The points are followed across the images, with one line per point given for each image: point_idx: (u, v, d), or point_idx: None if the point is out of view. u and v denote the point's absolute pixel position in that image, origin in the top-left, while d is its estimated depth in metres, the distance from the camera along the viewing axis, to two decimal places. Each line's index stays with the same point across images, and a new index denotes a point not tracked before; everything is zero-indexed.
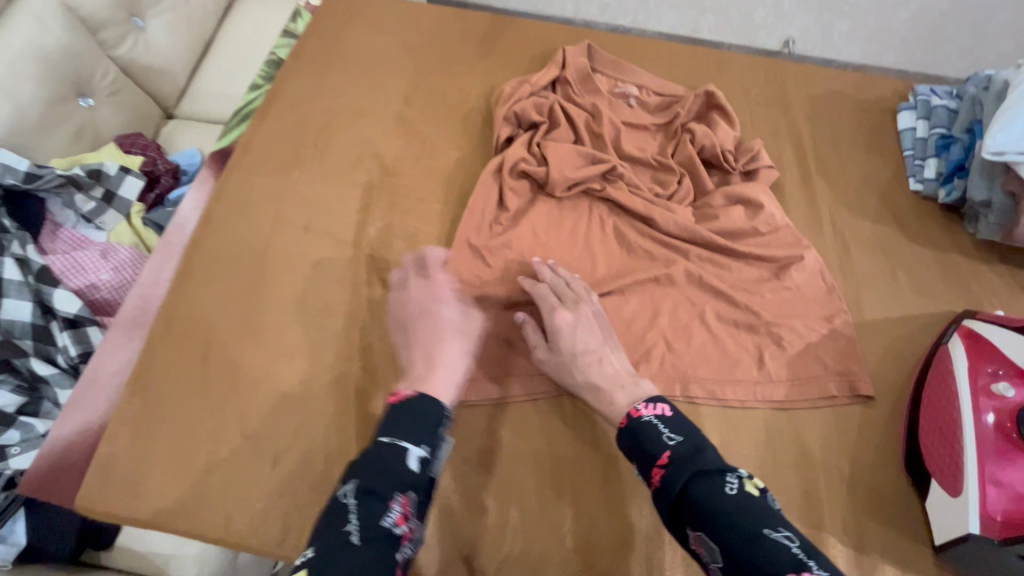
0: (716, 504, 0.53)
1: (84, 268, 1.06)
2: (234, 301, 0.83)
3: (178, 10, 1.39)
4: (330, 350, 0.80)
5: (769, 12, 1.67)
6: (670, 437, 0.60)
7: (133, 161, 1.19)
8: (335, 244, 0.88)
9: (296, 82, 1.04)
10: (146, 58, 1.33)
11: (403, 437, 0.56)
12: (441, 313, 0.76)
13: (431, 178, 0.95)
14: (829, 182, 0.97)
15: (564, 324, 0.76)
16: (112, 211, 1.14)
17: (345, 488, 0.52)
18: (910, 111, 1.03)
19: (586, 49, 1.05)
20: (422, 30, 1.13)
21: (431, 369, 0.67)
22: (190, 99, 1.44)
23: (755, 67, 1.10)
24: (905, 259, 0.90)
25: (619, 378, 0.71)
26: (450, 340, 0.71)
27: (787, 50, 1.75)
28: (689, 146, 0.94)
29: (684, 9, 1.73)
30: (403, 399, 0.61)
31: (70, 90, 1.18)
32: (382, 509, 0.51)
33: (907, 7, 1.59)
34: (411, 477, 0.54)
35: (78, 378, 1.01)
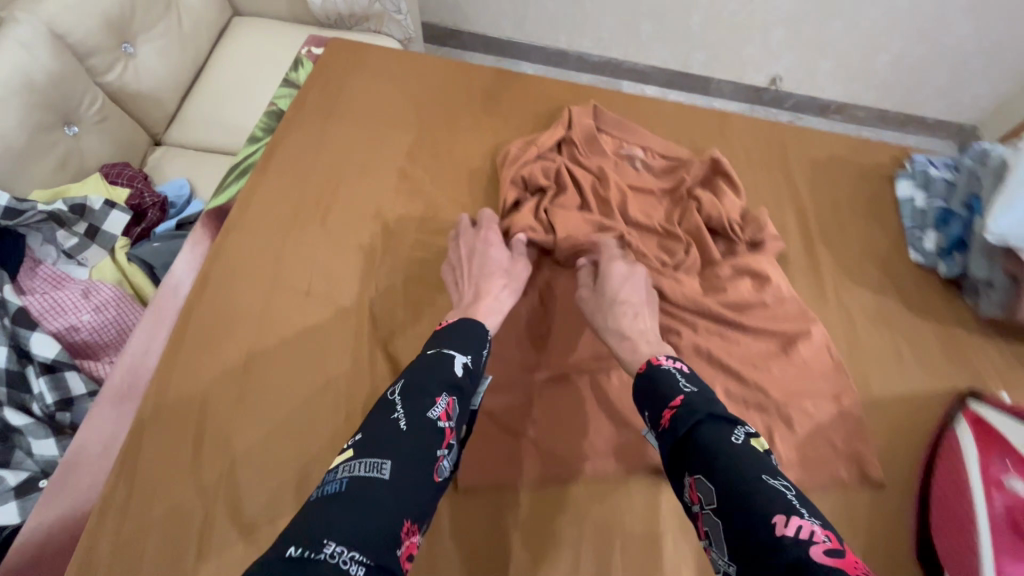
0: (717, 448, 0.56)
1: (64, 308, 1.02)
2: (229, 375, 0.79)
3: (169, 36, 1.36)
4: (332, 428, 0.77)
5: (757, 51, 1.73)
6: (685, 385, 0.64)
7: (118, 195, 1.17)
8: (337, 312, 0.85)
9: (296, 135, 1.01)
10: (135, 85, 1.30)
11: (447, 347, 0.67)
12: (491, 254, 0.83)
13: (436, 241, 0.93)
14: (835, 251, 0.97)
15: (616, 273, 0.82)
16: (95, 247, 1.12)
17: (395, 389, 0.61)
18: (907, 179, 1.04)
19: (592, 110, 1.05)
20: (425, 81, 1.12)
21: (478, 301, 0.77)
22: (178, 125, 1.41)
23: (759, 128, 1.10)
24: (911, 333, 0.90)
25: (646, 334, 0.76)
26: (496, 278, 0.80)
27: (774, 88, 1.83)
28: (696, 215, 0.95)
29: (674, 46, 1.78)
30: (449, 324, 0.72)
31: (57, 119, 1.14)
32: (426, 403, 0.59)
33: (888, 51, 1.65)
34: (454, 378, 0.63)
35: (54, 428, 0.96)
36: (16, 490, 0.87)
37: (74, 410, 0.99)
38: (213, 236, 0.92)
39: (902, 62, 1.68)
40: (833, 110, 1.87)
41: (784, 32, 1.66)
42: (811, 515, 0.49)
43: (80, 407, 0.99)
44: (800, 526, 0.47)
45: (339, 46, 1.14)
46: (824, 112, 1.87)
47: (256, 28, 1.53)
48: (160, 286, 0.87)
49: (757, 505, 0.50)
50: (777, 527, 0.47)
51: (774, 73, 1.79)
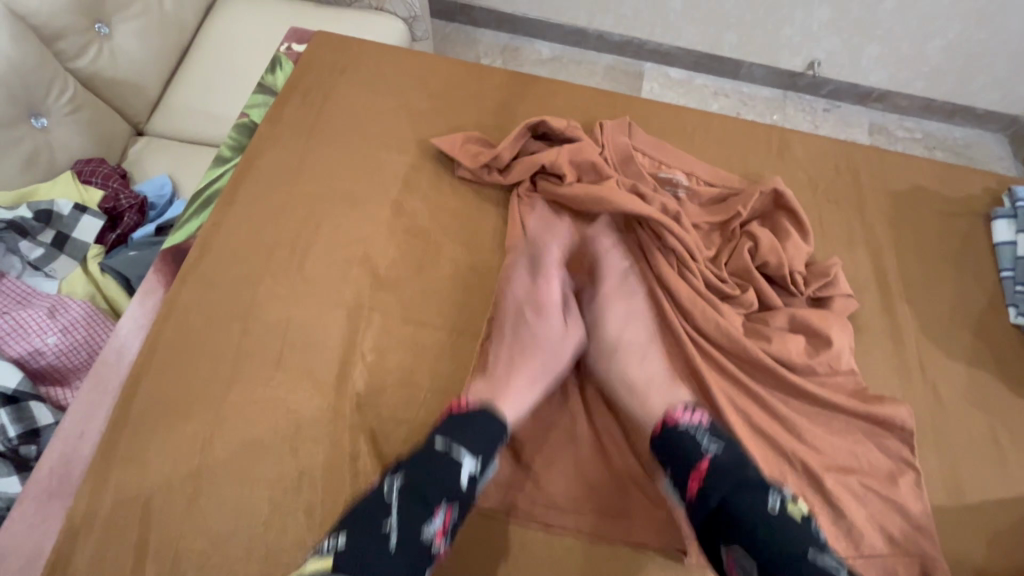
0: (757, 516, 0.58)
1: (26, 330, 0.87)
2: (181, 465, 0.65)
3: (150, 14, 1.17)
4: (303, 535, 0.63)
5: (796, 33, 1.51)
6: (709, 446, 0.64)
7: (91, 197, 1.00)
8: (314, 385, 0.70)
9: (273, 153, 0.85)
10: (111, 71, 1.12)
11: (458, 445, 0.61)
12: (542, 322, 0.75)
13: (434, 292, 0.77)
14: (917, 310, 0.80)
15: (618, 316, 0.77)
16: (64, 257, 0.97)
17: (397, 484, 0.59)
18: (1006, 219, 0.85)
19: (627, 125, 0.88)
20: (427, 86, 0.94)
21: (512, 384, 0.70)
22: (163, 114, 1.20)
23: (825, 149, 0.92)
24: (1010, 419, 0.74)
25: (656, 380, 0.72)
26: (536, 360, 0.72)
27: (811, 72, 1.60)
28: (746, 256, 0.78)
29: (706, 26, 1.56)
30: (464, 409, 0.66)
31: (20, 111, 0.98)
32: (424, 518, 0.57)
33: (943, 36, 1.44)
34: (458, 490, 0.60)
35: (19, 465, 0.82)
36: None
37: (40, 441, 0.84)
38: (167, 282, 0.77)
39: (957, 46, 1.46)
40: (872, 98, 1.64)
41: (828, 11, 1.44)
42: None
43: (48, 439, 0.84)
44: None
45: (327, 40, 0.96)
46: (864, 99, 1.64)
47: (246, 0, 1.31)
48: (103, 347, 0.73)
49: None
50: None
51: (812, 56, 1.56)
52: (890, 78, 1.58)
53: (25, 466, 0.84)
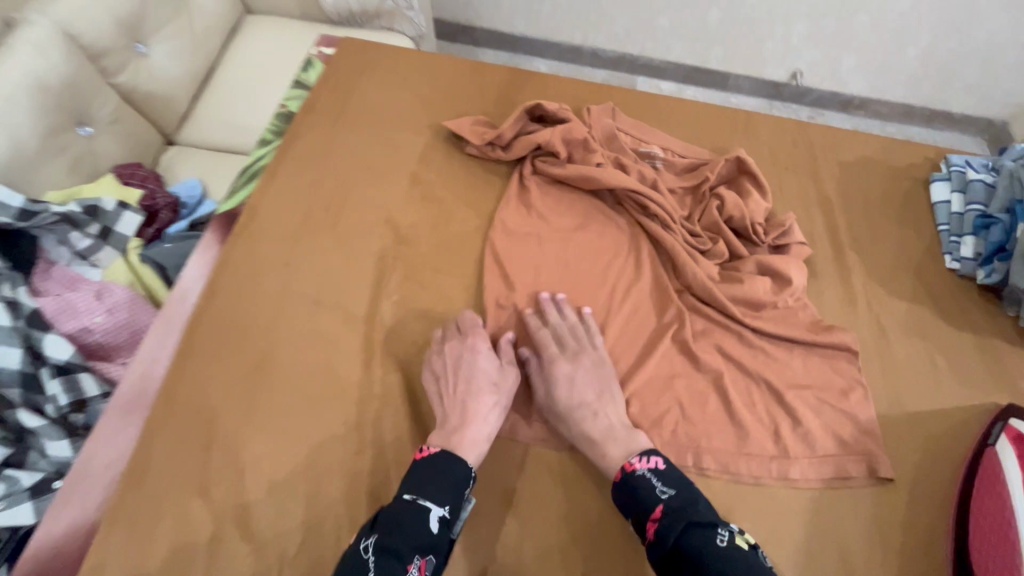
0: (703, 555, 0.59)
1: (76, 309, 1.00)
2: (238, 384, 0.77)
3: (183, 34, 1.32)
4: (341, 439, 0.75)
5: (777, 45, 1.67)
6: (663, 490, 0.66)
7: (131, 194, 1.15)
8: (347, 320, 0.83)
9: (308, 137, 1.00)
10: (148, 86, 1.26)
11: (425, 497, 0.65)
12: (478, 363, 0.76)
13: (447, 247, 0.91)
14: (865, 258, 0.93)
15: (563, 375, 0.77)
16: (108, 248, 1.09)
17: (369, 543, 0.61)
18: (943, 182, 0.99)
19: (611, 110, 1.03)
20: (438, 81, 1.09)
21: (467, 426, 0.72)
22: (191, 124, 1.38)
23: (784, 128, 1.06)
24: (945, 344, 0.86)
25: (614, 430, 0.73)
26: (484, 394, 0.75)
27: (795, 82, 1.77)
28: (716, 212, 0.91)
29: (689, 40, 1.72)
30: (427, 457, 0.68)
31: (70, 121, 1.11)
32: (400, 570, 0.59)
33: (917, 46, 1.58)
34: (430, 539, 0.62)
35: (69, 429, 0.97)
36: (31, 491, 0.91)
37: (88, 411, 0.98)
38: (222, 241, 0.90)
39: (930, 56, 1.60)
40: (854, 105, 1.79)
41: (804, 26, 1.60)
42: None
43: (93, 409, 0.98)
44: None
45: (351, 45, 1.12)
46: (845, 106, 1.80)
47: (268, 26, 1.50)
48: (170, 291, 0.86)
49: None
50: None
51: (794, 67, 1.73)
52: (870, 89, 1.74)
53: (73, 432, 0.98)
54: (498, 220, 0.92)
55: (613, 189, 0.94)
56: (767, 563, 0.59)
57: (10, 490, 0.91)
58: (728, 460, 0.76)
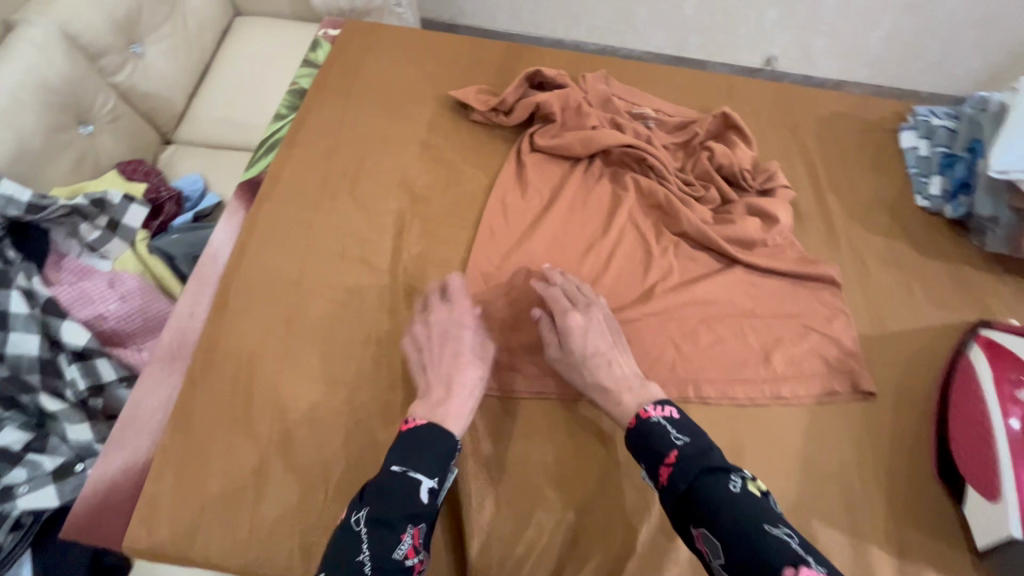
0: (718, 500, 0.57)
1: (91, 298, 1.03)
2: (275, 331, 0.83)
3: (175, 37, 1.37)
4: (374, 376, 0.80)
5: (750, 32, 1.76)
6: (677, 437, 0.64)
7: (136, 188, 1.18)
8: (372, 271, 0.88)
9: (321, 110, 1.05)
10: (144, 85, 1.30)
11: (414, 468, 0.62)
12: (462, 339, 0.77)
13: (459, 203, 0.96)
14: (844, 201, 1.01)
15: (575, 326, 0.78)
16: (117, 239, 1.11)
17: (360, 515, 0.59)
18: (910, 131, 1.08)
19: (604, 77, 1.10)
20: (439, 58, 1.15)
21: (450, 399, 0.70)
22: (188, 124, 1.41)
23: (764, 90, 1.15)
24: (919, 272, 0.94)
25: (628, 379, 0.74)
26: (467, 364, 0.74)
27: (769, 67, 1.86)
28: (706, 162, 0.99)
29: (667, 30, 1.81)
30: (415, 428, 0.65)
31: (70, 119, 1.15)
32: (394, 543, 0.57)
33: (881, 27, 1.68)
34: (421, 510, 0.60)
35: (89, 412, 0.98)
36: (52, 474, 0.92)
37: (106, 396, 1.00)
38: (247, 207, 0.96)
39: (895, 37, 1.70)
40: (827, 87, 1.89)
41: (775, 13, 1.70)
42: (818, 563, 0.52)
43: (111, 394, 1.00)
44: None
45: (355, 28, 1.18)
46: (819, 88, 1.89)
47: (260, 23, 1.54)
48: (201, 254, 0.91)
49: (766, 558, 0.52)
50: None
51: (768, 53, 1.82)
52: (839, 71, 1.84)
53: (93, 416, 0.99)
54: (506, 176, 0.99)
55: (608, 149, 1.01)
56: (779, 510, 0.58)
57: (33, 475, 0.92)
58: (731, 379, 0.82)
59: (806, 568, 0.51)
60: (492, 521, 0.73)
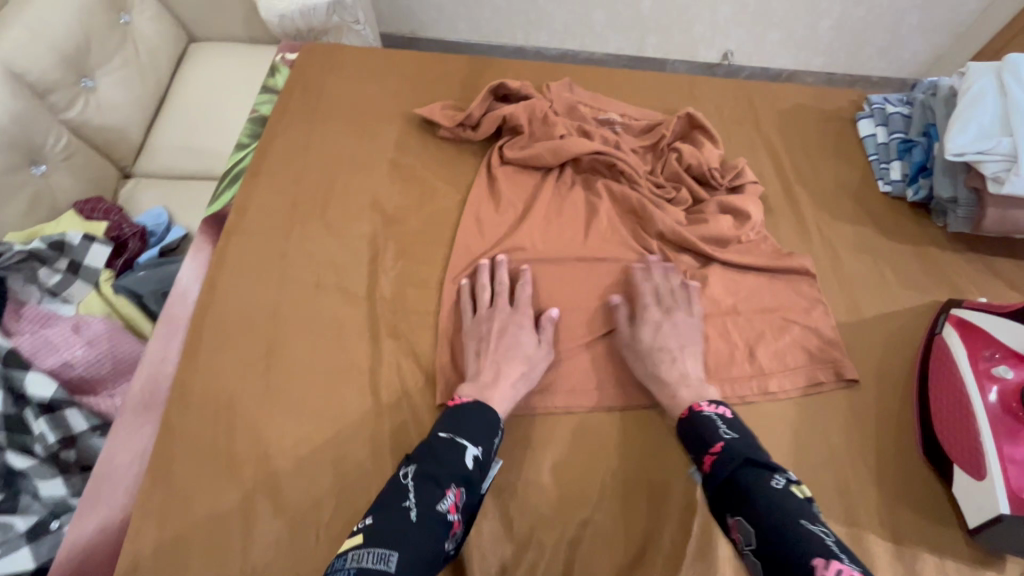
0: (758, 491, 0.63)
1: (56, 345, 0.98)
2: (252, 369, 0.80)
3: (129, 67, 1.33)
4: (359, 407, 0.78)
5: (707, 28, 1.80)
6: (727, 432, 0.71)
7: (96, 228, 1.14)
8: (349, 299, 0.86)
9: (285, 137, 1.03)
10: (99, 120, 1.25)
11: (461, 435, 0.69)
12: (520, 337, 0.80)
13: (433, 222, 0.95)
14: (811, 192, 1.03)
15: (650, 323, 0.83)
16: (79, 282, 1.08)
17: (409, 471, 0.66)
18: (868, 119, 1.11)
19: (568, 85, 1.10)
20: (402, 75, 1.14)
21: (498, 385, 0.76)
22: (147, 156, 1.36)
23: (724, 88, 1.16)
24: (888, 256, 0.97)
25: (689, 378, 0.79)
26: (518, 363, 0.78)
27: (727, 62, 1.90)
28: (675, 163, 1.00)
29: (626, 31, 1.83)
30: (460, 404, 0.73)
31: (22, 159, 1.10)
32: (437, 495, 0.63)
33: (829, 17, 1.73)
34: (464, 472, 0.66)
35: (62, 467, 0.92)
36: (27, 534, 0.84)
37: (79, 447, 0.94)
38: (213, 242, 0.93)
39: (844, 25, 1.76)
40: (783, 77, 1.94)
41: (729, 9, 1.73)
42: (851, 561, 0.55)
43: (84, 444, 0.94)
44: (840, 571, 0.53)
45: (313, 50, 1.16)
46: (776, 79, 1.94)
47: (215, 48, 1.51)
48: (167, 295, 0.88)
49: (798, 546, 0.57)
50: (817, 570, 0.54)
51: (724, 48, 1.86)
52: (794, 61, 1.89)
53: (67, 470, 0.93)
54: (477, 191, 0.98)
55: (578, 157, 1.01)
56: (820, 514, 0.62)
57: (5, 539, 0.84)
58: (718, 378, 0.82)
59: (838, 562, 0.54)
60: (490, 546, 0.72)
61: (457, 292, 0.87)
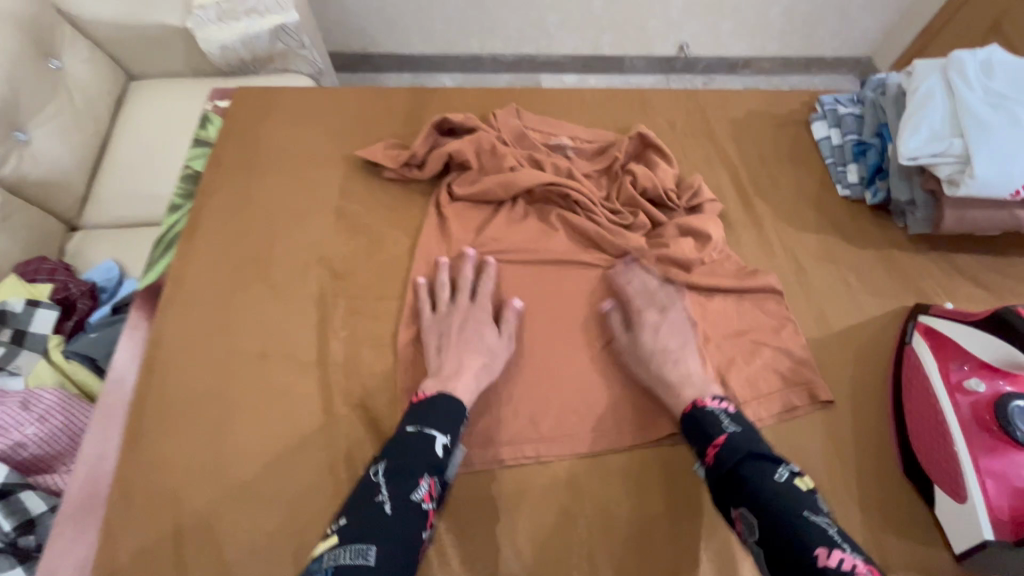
0: (762, 485, 0.62)
1: (2, 425, 0.88)
2: (199, 457, 0.75)
3: (65, 113, 1.22)
4: (317, 488, 0.73)
5: (661, 22, 1.77)
6: (730, 425, 0.69)
7: (40, 290, 1.05)
8: (299, 367, 0.81)
9: (220, 193, 0.97)
10: (37, 174, 1.15)
11: (429, 426, 0.69)
12: (482, 329, 0.81)
13: (384, 273, 0.90)
14: (770, 202, 1.01)
15: (648, 323, 0.82)
16: (26, 351, 1.01)
17: (379, 468, 0.66)
18: (821, 121, 1.09)
19: (515, 110, 1.06)
20: (341, 114, 1.09)
21: (459, 377, 0.76)
22: (94, 205, 1.26)
23: (676, 98, 1.14)
24: (853, 263, 0.95)
25: (692, 377, 0.78)
26: (477, 355, 0.78)
27: (683, 54, 1.88)
28: (630, 188, 0.97)
29: (581, 31, 1.80)
30: (423, 397, 0.73)
31: None
32: (411, 485, 0.63)
33: (779, 4, 1.72)
34: (436, 461, 0.67)
35: (21, 556, 0.82)
36: None
37: (38, 531, 0.83)
38: (151, 317, 0.87)
39: (794, 10, 1.75)
40: (740, 65, 1.93)
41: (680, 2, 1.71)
42: (852, 550, 0.55)
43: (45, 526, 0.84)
44: (843, 560, 0.54)
45: (247, 94, 1.10)
46: (733, 68, 1.92)
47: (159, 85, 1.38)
48: (104, 381, 0.82)
49: (801, 539, 0.56)
50: (823, 561, 0.54)
51: (680, 40, 1.84)
52: (749, 49, 1.88)
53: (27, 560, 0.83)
54: (428, 235, 0.93)
55: (530, 189, 0.96)
56: (824, 503, 0.62)
57: None
58: None
59: (839, 550, 0.55)
60: None
61: (414, 349, 0.83)
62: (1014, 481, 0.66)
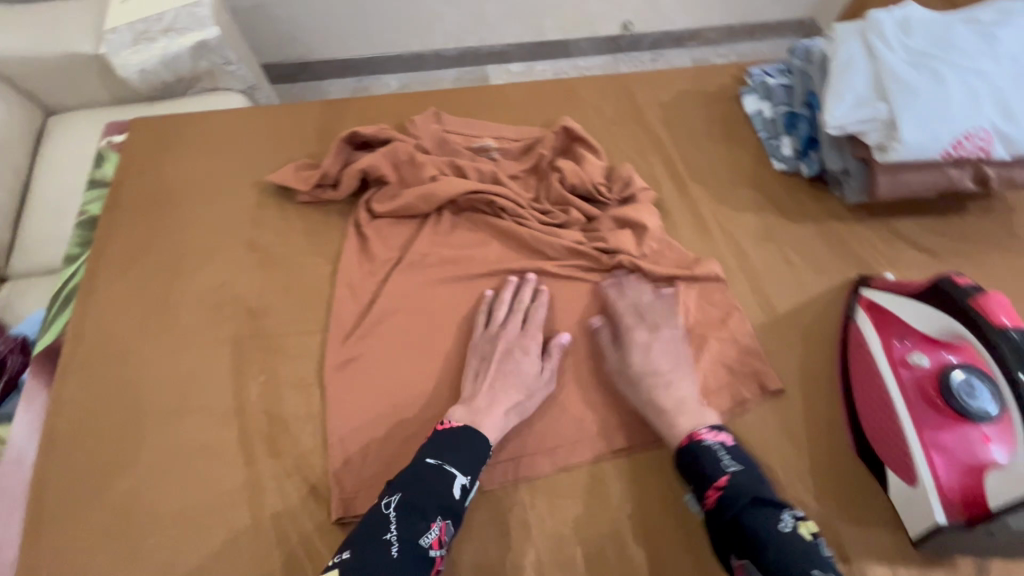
0: (766, 535, 0.58)
1: None
2: (107, 533, 0.68)
3: None
4: (242, 550, 0.68)
5: (601, 2, 1.71)
6: (729, 463, 0.65)
7: None
8: (214, 420, 0.75)
9: (120, 237, 0.90)
10: None
11: (449, 462, 0.65)
12: (522, 364, 0.75)
13: (304, 305, 0.85)
14: (706, 185, 0.98)
15: (639, 342, 0.76)
16: None
17: (392, 500, 0.62)
18: (751, 95, 1.06)
19: (434, 115, 1.00)
20: (250, 137, 1.02)
21: (491, 411, 0.71)
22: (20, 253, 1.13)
23: (605, 85, 1.09)
24: (794, 240, 0.92)
25: (686, 402, 0.72)
26: (514, 392, 0.73)
27: (628, 32, 1.83)
28: (558, 185, 0.92)
29: (522, 19, 1.73)
30: (451, 427, 0.68)
31: None
32: (422, 528, 0.60)
33: None
34: (451, 502, 0.63)
35: None
36: None
37: None
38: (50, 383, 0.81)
39: None
40: (687, 38, 1.88)
41: None
42: None
43: None
44: None
45: (144, 125, 1.02)
46: (679, 41, 1.88)
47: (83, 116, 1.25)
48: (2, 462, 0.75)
49: None
50: None
51: (622, 19, 1.79)
52: (692, 21, 1.84)
53: None
54: (348, 259, 0.87)
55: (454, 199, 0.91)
56: (829, 555, 0.58)
57: None
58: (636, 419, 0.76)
59: None
60: None
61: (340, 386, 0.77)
62: (964, 458, 0.64)
